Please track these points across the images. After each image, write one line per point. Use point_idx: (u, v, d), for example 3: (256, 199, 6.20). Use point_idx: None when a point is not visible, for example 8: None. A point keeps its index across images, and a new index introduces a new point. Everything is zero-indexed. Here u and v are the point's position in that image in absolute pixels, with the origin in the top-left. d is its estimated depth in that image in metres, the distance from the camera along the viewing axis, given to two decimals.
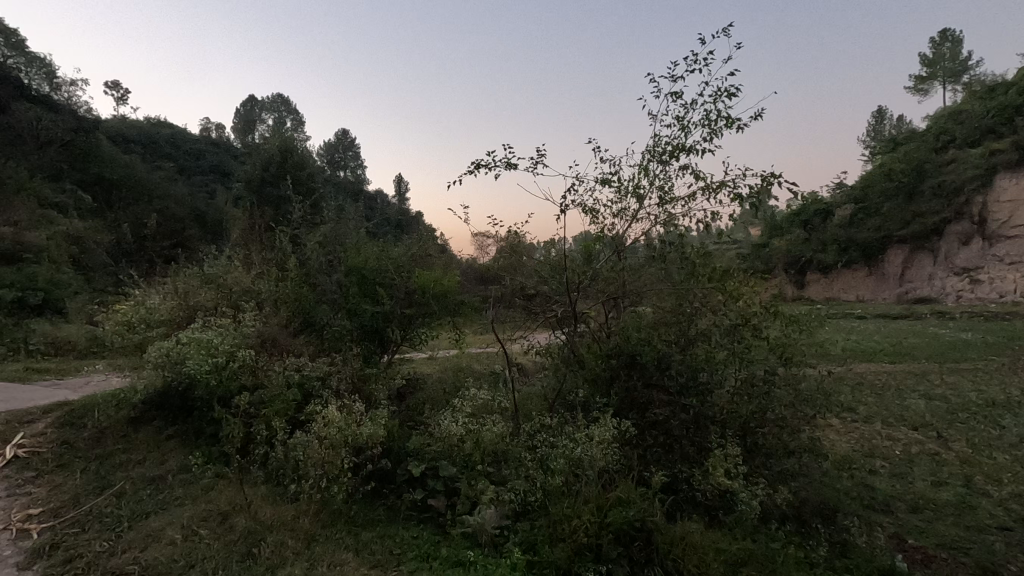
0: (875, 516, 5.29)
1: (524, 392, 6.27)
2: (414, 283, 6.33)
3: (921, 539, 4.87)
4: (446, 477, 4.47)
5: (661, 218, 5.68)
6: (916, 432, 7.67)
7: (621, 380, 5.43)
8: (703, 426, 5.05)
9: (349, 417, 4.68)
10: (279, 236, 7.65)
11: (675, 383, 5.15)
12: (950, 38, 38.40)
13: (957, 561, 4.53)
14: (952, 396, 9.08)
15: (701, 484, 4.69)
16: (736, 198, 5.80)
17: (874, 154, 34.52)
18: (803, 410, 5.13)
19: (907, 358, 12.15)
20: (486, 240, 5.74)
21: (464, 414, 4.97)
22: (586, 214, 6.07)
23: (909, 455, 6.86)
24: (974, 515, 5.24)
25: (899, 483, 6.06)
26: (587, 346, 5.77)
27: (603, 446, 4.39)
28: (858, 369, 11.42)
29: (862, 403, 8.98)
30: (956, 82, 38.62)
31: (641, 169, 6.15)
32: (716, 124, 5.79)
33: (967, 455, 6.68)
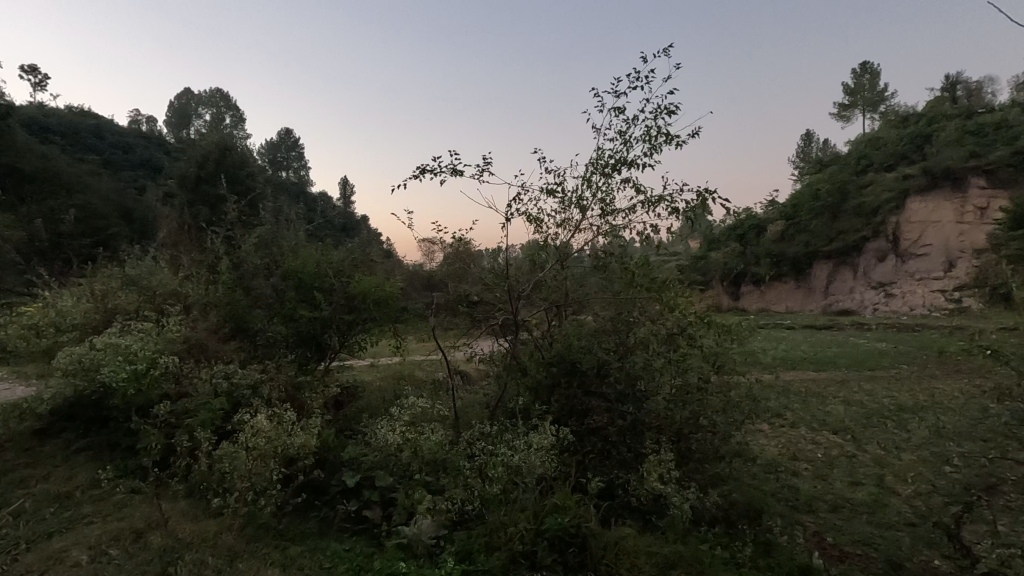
0: (798, 516, 5.58)
1: (466, 401, 6.24)
2: (354, 289, 6.19)
3: (838, 537, 5.18)
4: (382, 488, 4.37)
5: (603, 229, 5.83)
6: (836, 436, 8.16)
7: (562, 387, 5.51)
8: (640, 432, 5.18)
9: (281, 426, 4.50)
10: (211, 237, 7.30)
11: (613, 390, 5.26)
12: (869, 70, 41.56)
13: (869, 557, 4.84)
14: (867, 402, 9.74)
15: (636, 489, 4.80)
16: (674, 211, 6.03)
17: (802, 175, 36.78)
18: (734, 416, 5.36)
19: (830, 366, 12.94)
20: (432, 246, 5.70)
21: (403, 423, 4.88)
22: (530, 224, 6.14)
23: (829, 458, 7.29)
24: (885, 513, 5.63)
25: (820, 484, 6.42)
26: (529, 353, 5.82)
27: (542, 454, 4.42)
28: (785, 377, 12.06)
29: (789, 409, 9.49)
30: (875, 110, 41.80)
31: (585, 181, 6.29)
32: (656, 141, 6.01)
33: (880, 457, 7.17)
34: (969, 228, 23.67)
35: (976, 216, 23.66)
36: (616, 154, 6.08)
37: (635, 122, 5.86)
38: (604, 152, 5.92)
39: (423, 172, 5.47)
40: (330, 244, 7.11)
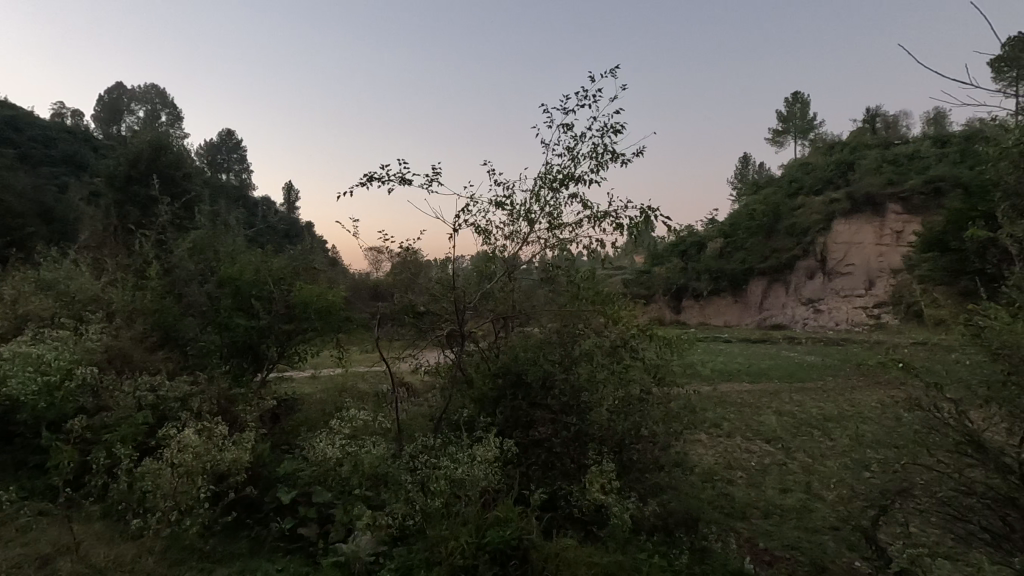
0: (732, 523, 5.80)
1: (410, 413, 6.15)
2: (295, 297, 6.00)
3: (769, 542, 5.42)
4: (319, 504, 4.22)
5: (550, 243, 5.92)
6: (769, 445, 8.57)
7: (507, 399, 5.52)
8: (583, 443, 5.22)
9: (211, 440, 4.27)
10: (140, 241, 6.91)
11: (557, 401, 5.31)
12: (801, 100, 44.37)
13: (795, 560, 5.09)
14: (797, 412, 10.29)
15: (578, 500, 4.86)
16: (619, 227, 6.22)
17: (740, 195, 38.73)
18: (673, 426, 5.52)
19: (763, 378, 13.61)
20: (379, 255, 5.60)
21: (343, 436, 4.74)
22: (479, 235, 6.16)
23: (762, 466, 7.63)
24: (811, 517, 5.94)
25: (753, 491, 6.71)
26: (474, 365, 5.80)
27: (486, 466, 4.40)
28: (722, 388, 12.58)
29: (725, 419, 9.90)
30: (805, 137, 44.62)
31: (533, 194, 6.38)
32: (602, 158, 6.19)
33: (807, 464, 7.58)
34: (886, 249, 25.45)
35: (892, 239, 25.49)
36: (564, 169, 6.21)
37: (582, 139, 6.00)
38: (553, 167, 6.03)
39: (370, 180, 5.40)
40: (271, 250, 6.87)
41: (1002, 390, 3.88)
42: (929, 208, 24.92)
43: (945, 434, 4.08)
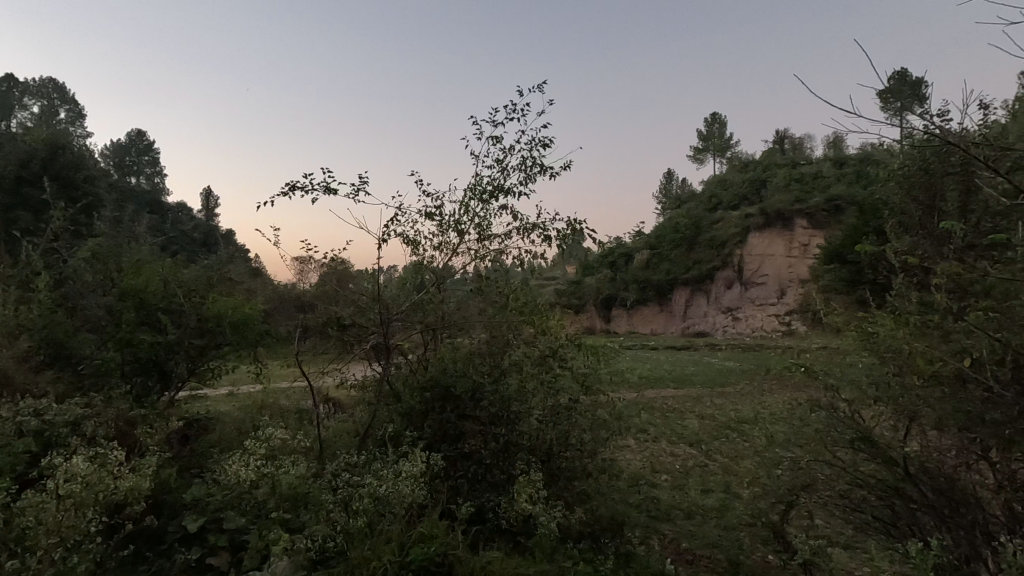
0: (657, 526, 5.99)
1: (335, 429, 5.94)
2: (207, 310, 5.65)
3: (691, 542, 5.65)
4: (231, 530, 3.95)
5: (479, 254, 5.93)
6: (692, 448, 8.95)
7: (435, 412, 5.42)
8: (512, 454, 5.24)
9: (105, 467, 3.91)
10: (28, 249, 6.30)
11: (486, 413, 5.29)
12: (719, 120, 47.22)
13: (714, 558, 5.33)
14: (719, 415, 10.84)
15: (507, 511, 4.85)
16: (547, 238, 6.32)
17: (665, 209, 40.56)
18: (600, 433, 5.64)
19: (688, 383, 14.27)
20: (305, 264, 5.39)
21: (258, 456, 4.49)
22: (407, 245, 6.07)
23: (685, 468, 7.95)
24: (730, 516, 6.25)
25: (677, 494, 6.97)
26: (402, 378, 5.68)
27: (411, 481, 4.31)
28: (650, 394, 13.07)
29: (652, 424, 10.27)
30: (724, 155, 47.48)
31: (462, 205, 6.37)
32: (531, 170, 6.29)
33: (727, 465, 7.98)
34: (795, 261, 27.40)
35: (801, 251, 27.45)
36: (493, 181, 6.26)
37: (511, 152, 6.08)
38: (482, 179, 6.06)
39: (292, 188, 5.19)
40: (182, 261, 6.44)
41: (888, 389, 4.25)
42: (831, 223, 27.10)
43: (842, 432, 4.40)
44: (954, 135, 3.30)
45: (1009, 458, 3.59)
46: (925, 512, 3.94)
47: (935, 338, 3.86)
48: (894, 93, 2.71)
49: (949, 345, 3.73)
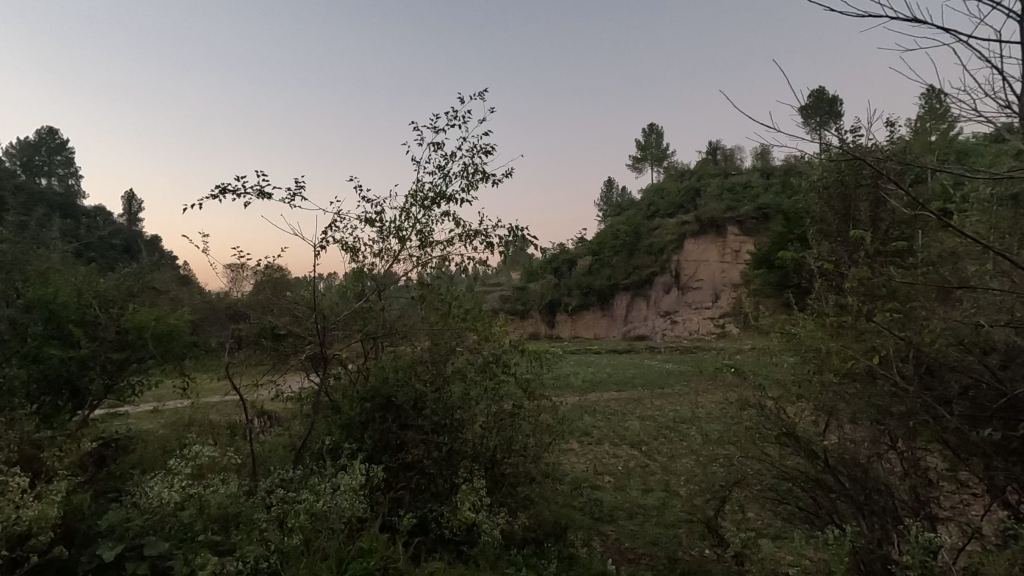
0: (600, 528, 6.11)
1: (269, 444, 5.69)
2: (126, 322, 5.29)
3: (633, 541, 5.81)
4: (152, 556, 3.62)
5: (421, 261, 5.88)
6: (633, 449, 9.20)
7: (376, 423, 5.30)
8: (455, 463, 5.21)
9: (6, 495, 3.55)
10: None
11: (429, 421, 5.20)
12: (656, 131, 49.13)
13: (654, 556, 5.50)
14: (658, 416, 11.22)
15: (450, 521, 4.80)
16: (490, 245, 6.34)
17: (606, 216, 41.63)
18: (544, 438, 5.71)
19: (629, 385, 14.67)
20: (239, 270, 5.15)
21: (185, 476, 4.22)
22: (346, 252, 5.93)
23: (627, 469, 8.16)
24: (669, 513, 6.47)
25: (619, 494, 7.13)
26: (341, 389, 5.51)
27: (351, 495, 4.19)
28: (593, 397, 13.35)
29: (595, 427, 10.48)
30: (660, 165, 49.33)
31: (404, 211, 6.30)
32: (472, 177, 6.31)
33: (666, 464, 8.25)
34: (728, 266, 28.77)
35: (733, 257, 28.87)
36: (434, 188, 6.23)
37: (453, 159, 6.08)
38: (423, 185, 6.02)
39: (222, 192, 4.95)
40: (98, 269, 5.99)
41: (809, 386, 4.52)
42: (760, 230, 28.61)
43: (769, 428, 4.64)
44: (863, 150, 3.58)
45: (913, 447, 3.90)
46: (842, 501, 4.22)
47: (850, 337, 4.15)
48: (815, 110, 2.89)
49: (861, 343, 4.02)
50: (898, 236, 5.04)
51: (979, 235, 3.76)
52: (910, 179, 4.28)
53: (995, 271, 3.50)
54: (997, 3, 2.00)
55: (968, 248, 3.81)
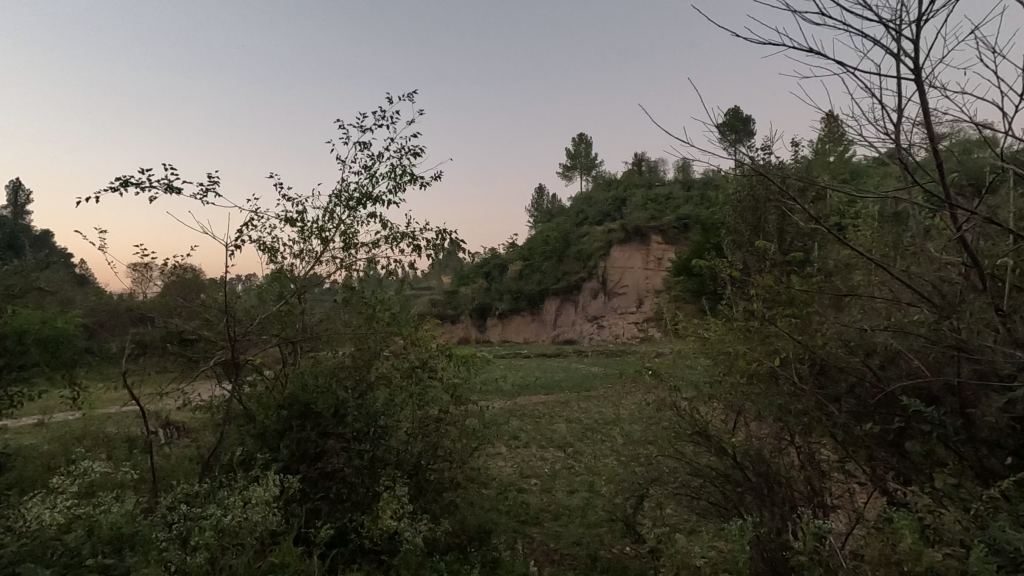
0: (525, 530, 6.19)
1: (174, 457, 5.29)
2: (5, 326, 4.74)
3: (558, 542, 5.91)
4: None
5: (345, 263, 5.70)
6: (560, 450, 9.39)
7: (294, 431, 5.06)
8: (377, 470, 5.08)
9: None
10: None
11: (350, 429, 5.03)
12: (585, 141, 50.70)
13: (576, 555, 5.64)
14: (584, 418, 11.52)
15: (369, 530, 4.68)
16: (417, 248, 6.26)
17: (537, 222, 42.29)
18: (470, 443, 5.70)
19: (557, 389, 14.96)
20: (146, 269, 4.77)
21: (71, 495, 3.83)
22: (264, 252, 5.64)
23: (553, 471, 8.32)
24: (593, 512, 6.65)
25: (545, 496, 7.23)
26: (256, 397, 5.22)
27: (264, 508, 3.97)
28: (522, 400, 13.51)
29: (523, 430, 10.60)
30: (589, 174, 50.86)
31: (327, 211, 6.08)
32: (400, 179, 6.20)
33: (591, 464, 8.48)
34: (652, 273, 30.06)
35: (656, 265, 30.19)
36: (360, 188, 6.06)
37: (380, 159, 5.95)
38: (348, 185, 5.85)
39: (125, 184, 4.56)
40: None
41: (719, 386, 4.78)
42: (680, 240, 30.08)
43: (683, 428, 4.88)
44: (768, 165, 3.85)
45: (808, 441, 4.23)
46: (748, 494, 4.51)
47: (757, 340, 4.43)
48: (731, 127, 3.09)
49: (766, 346, 4.31)
50: (799, 247, 5.46)
51: (866, 248, 4.14)
52: (811, 195, 4.65)
53: (878, 281, 3.87)
54: (880, 40, 2.24)
55: (857, 260, 4.20)
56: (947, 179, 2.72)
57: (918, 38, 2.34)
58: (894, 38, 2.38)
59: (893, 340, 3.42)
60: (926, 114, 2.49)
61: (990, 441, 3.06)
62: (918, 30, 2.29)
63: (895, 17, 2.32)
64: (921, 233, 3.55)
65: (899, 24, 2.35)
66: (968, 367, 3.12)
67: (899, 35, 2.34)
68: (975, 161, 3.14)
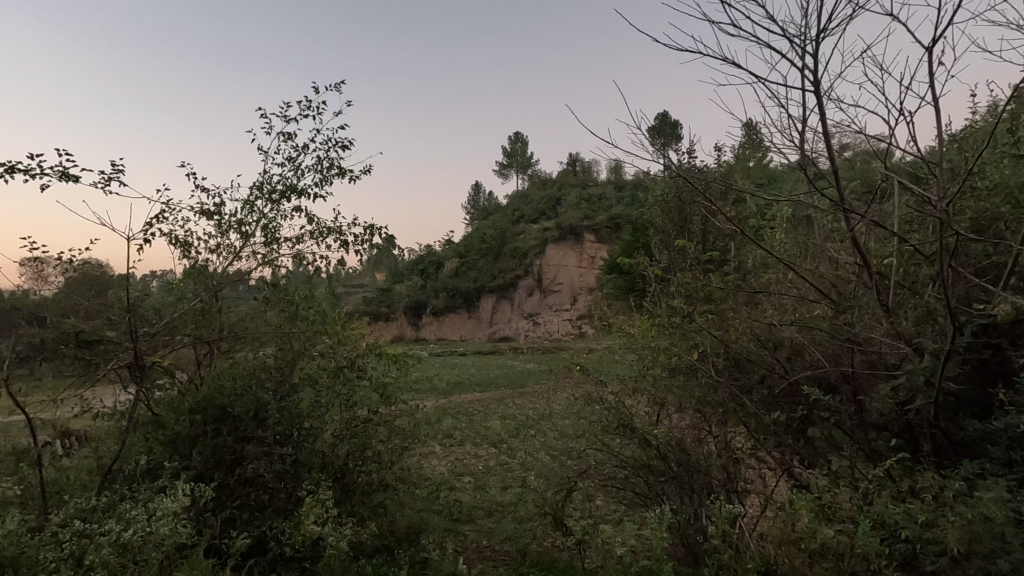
0: (456, 529, 6.17)
1: (71, 469, 4.84)
2: None
3: (490, 539, 5.94)
4: None
5: (268, 259, 5.43)
6: (494, 447, 9.43)
7: (208, 437, 4.73)
8: (300, 474, 4.89)
9: None
10: None
11: (271, 432, 4.80)
12: (521, 140, 51.26)
13: (507, 551, 5.69)
14: (518, 414, 11.63)
15: (291, 537, 4.49)
16: (345, 244, 6.07)
17: (473, 219, 42.19)
18: (399, 443, 5.61)
19: (492, 386, 14.98)
20: (43, 265, 4.31)
21: None
22: (176, 247, 5.26)
23: (487, 468, 8.34)
24: (525, 506, 6.72)
25: (478, 494, 7.24)
26: (165, 402, 4.86)
27: (173, 519, 3.71)
28: (456, 398, 13.43)
29: (457, 428, 10.54)
30: (525, 172, 51.31)
31: (247, 204, 5.76)
32: (327, 172, 5.97)
33: (524, 460, 8.57)
34: (586, 271, 30.77)
35: (590, 263, 30.93)
36: (284, 180, 5.78)
37: (305, 151, 5.71)
38: (270, 177, 5.58)
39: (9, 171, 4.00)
40: None
41: (644, 380, 4.95)
42: (612, 239, 31.00)
43: (610, 421, 5.00)
44: (691, 168, 4.01)
45: (724, 431, 4.46)
46: (669, 483, 4.71)
47: (678, 336, 4.60)
48: (657, 130, 3.18)
49: (686, 341, 4.49)
50: (718, 248, 5.74)
51: (776, 249, 4.42)
52: (730, 198, 4.88)
53: (785, 279, 4.14)
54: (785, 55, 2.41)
55: (768, 260, 4.46)
56: (843, 185, 2.94)
57: (817, 54, 2.54)
58: (798, 53, 2.56)
59: (797, 334, 3.65)
60: (826, 126, 2.69)
61: (877, 425, 3.35)
62: (817, 47, 2.48)
63: (798, 33, 2.50)
64: (822, 235, 3.81)
65: (802, 40, 2.53)
66: (860, 358, 3.40)
67: (802, 51, 2.52)
68: (868, 169, 3.41)
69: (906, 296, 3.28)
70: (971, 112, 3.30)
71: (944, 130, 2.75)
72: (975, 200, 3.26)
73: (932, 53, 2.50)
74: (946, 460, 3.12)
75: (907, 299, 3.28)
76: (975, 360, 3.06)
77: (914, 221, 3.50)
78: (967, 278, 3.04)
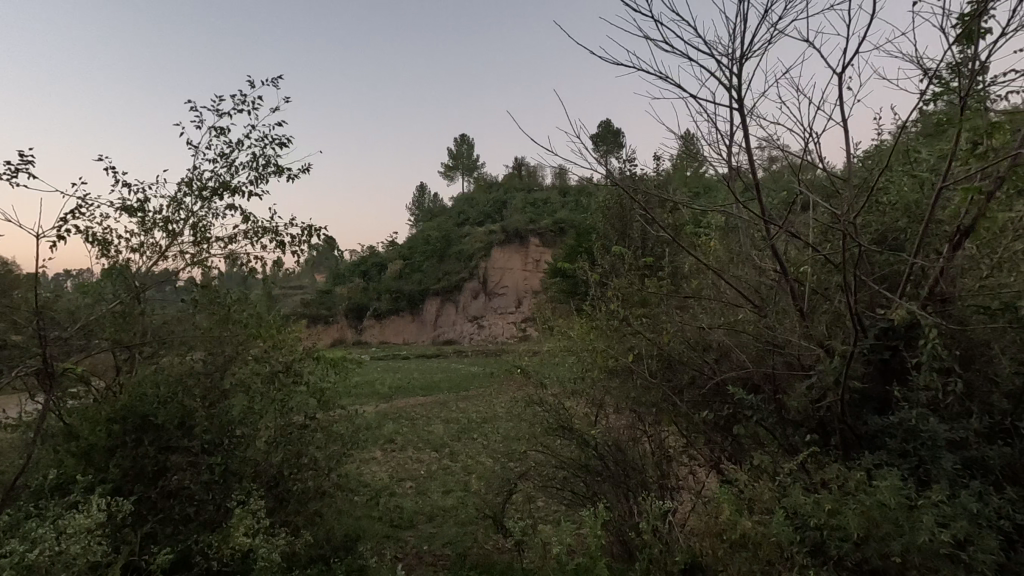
0: (397, 535, 6.09)
1: None
2: None
3: (431, 544, 5.89)
4: None
5: (197, 258, 5.18)
6: (436, 451, 9.36)
7: (128, 448, 4.45)
8: (229, 484, 4.68)
9: None
10: None
11: (198, 441, 4.56)
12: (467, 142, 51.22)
13: (447, 555, 5.67)
14: (461, 418, 11.59)
15: (218, 551, 4.28)
16: (282, 244, 5.87)
17: (418, 221, 41.73)
18: (337, 449, 5.47)
19: (435, 390, 14.84)
20: None
21: None
22: (94, 245, 4.93)
23: (429, 472, 8.27)
24: (466, 509, 6.72)
25: (419, 499, 7.17)
26: (80, 411, 4.53)
27: (85, 536, 3.46)
28: (399, 402, 13.24)
29: (399, 433, 10.39)
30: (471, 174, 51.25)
31: (174, 201, 5.47)
32: (263, 170, 5.76)
33: (466, 463, 8.57)
34: (531, 275, 31.11)
35: (534, 266, 31.28)
36: (215, 177, 5.53)
37: (239, 147, 5.48)
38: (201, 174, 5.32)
39: None
40: None
41: (583, 381, 5.07)
42: (556, 242, 31.47)
43: (550, 422, 5.10)
44: (629, 176, 4.16)
45: (658, 430, 4.64)
46: (606, 481, 4.85)
47: (616, 339, 4.72)
48: (598, 139, 3.28)
49: (622, 344, 4.64)
50: (655, 254, 5.97)
51: (707, 255, 4.64)
52: (666, 206, 5.10)
53: (715, 284, 4.36)
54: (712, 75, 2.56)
55: (700, 266, 4.69)
56: (763, 197, 3.15)
57: (742, 75, 2.70)
58: (725, 73, 2.73)
59: (724, 337, 3.85)
60: (748, 142, 2.87)
61: (794, 422, 3.58)
62: (741, 68, 2.65)
63: (725, 54, 2.65)
64: (747, 243, 4.04)
65: (728, 61, 2.69)
66: (780, 360, 3.62)
67: (729, 71, 2.68)
68: (787, 183, 3.65)
69: (820, 301, 3.54)
70: (876, 134, 3.60)
71: (851, 150, 2.99)
72: (879, 215, 3.56)
73: (841, 79, 2.72)
74: (853, 453, 3.37)
75: (820, 304, 3.52)
76: (877, 361, 3.33)
77: (827, 232, 3.78)
78: (870, 286, 3.32)
